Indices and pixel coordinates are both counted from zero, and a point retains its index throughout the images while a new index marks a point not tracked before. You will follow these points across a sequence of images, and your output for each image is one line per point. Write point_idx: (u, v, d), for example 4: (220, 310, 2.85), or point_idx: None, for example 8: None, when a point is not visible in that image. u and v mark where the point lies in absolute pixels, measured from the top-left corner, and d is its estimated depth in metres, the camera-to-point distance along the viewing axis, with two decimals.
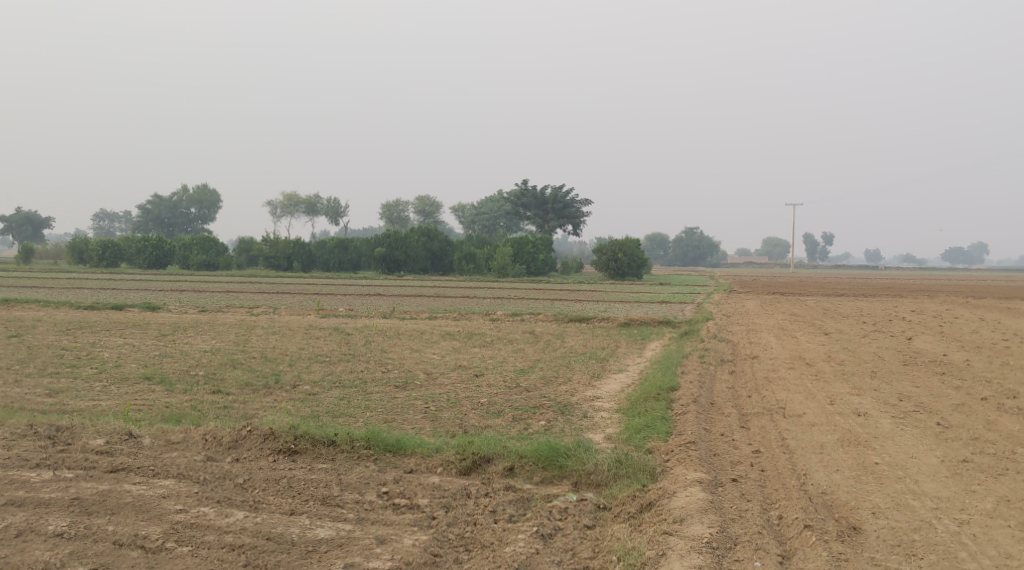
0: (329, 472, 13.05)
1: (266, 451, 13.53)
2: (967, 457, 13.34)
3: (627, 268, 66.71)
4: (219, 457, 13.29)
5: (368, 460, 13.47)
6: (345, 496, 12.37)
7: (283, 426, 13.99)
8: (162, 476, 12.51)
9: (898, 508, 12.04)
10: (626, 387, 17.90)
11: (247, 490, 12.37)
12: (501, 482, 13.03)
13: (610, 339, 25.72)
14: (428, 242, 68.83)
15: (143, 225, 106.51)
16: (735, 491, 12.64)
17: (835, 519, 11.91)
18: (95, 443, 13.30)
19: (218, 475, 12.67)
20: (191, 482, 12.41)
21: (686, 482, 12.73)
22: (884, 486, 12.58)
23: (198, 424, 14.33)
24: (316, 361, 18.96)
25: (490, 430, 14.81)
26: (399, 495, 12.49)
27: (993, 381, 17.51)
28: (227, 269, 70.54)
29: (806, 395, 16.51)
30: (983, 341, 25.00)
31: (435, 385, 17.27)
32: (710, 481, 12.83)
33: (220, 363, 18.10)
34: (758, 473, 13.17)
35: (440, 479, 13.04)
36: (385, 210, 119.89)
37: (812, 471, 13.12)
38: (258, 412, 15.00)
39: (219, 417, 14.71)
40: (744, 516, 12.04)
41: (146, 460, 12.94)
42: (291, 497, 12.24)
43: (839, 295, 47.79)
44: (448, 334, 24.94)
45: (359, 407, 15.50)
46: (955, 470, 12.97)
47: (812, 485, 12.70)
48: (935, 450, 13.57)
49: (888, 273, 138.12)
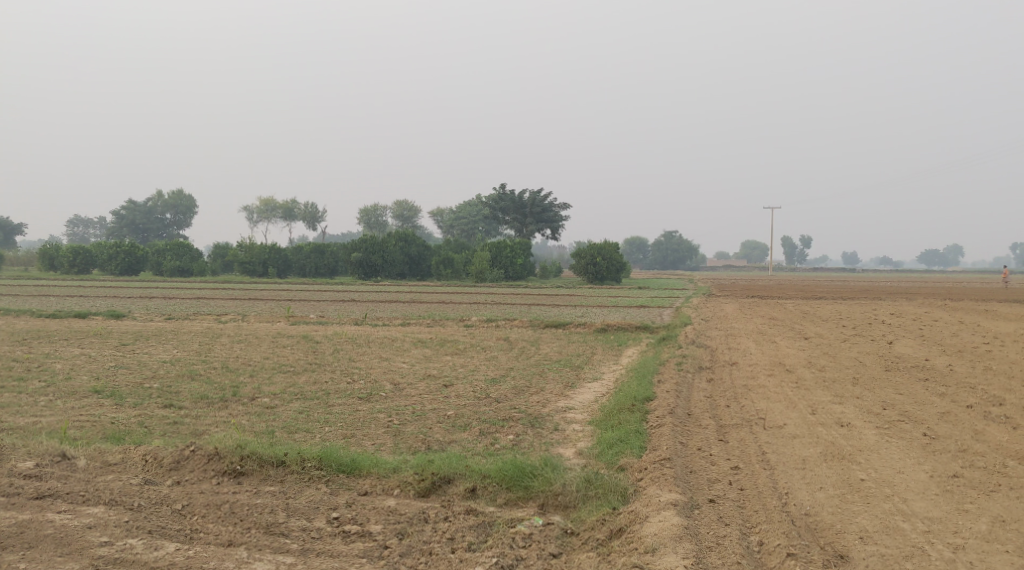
0: (277, 496, 12.36)
1: (210, 473, 12.82)
2: (957, 471, 12.80)
3: (605, 272, 66.31)
4: (158, 480, 12.59)
5: (320, 482, 12.80)
6: (291, 523, 11.68)
7: (230, 445, 13.29)
8: (91, 504, 11.79)
9: (888, 532, 11.48)
10: (601, 397, 17.28)
11: (183, 518, 11.67)
12: (462, 505, 12.39)
13: (586, 346, 25.07)
14: (405, 247, 68.05)
15: (117, 230, 105.19)
16: (713, 514, 12.05)
17: (820, 547, 11.33)
18: (25, 465, 12.57)
19: (154, 501, 11.96)
20: (121, 510, 11.69)
21: (659, 505, 12.11)
22: (870, 506, 12.01)
23: (140, 443, 13.60)
24: (280, 371, 18.24)
25: (455, 446, 14.16)
26: (351, 521, 11.82)
27: (979, 387, 16.98)
28: (201, 275, 69.58)
29: (787, 404, 15.96)
30: (964, 344, 24.57)
31: (401, 396, 16.60)
32: (686, 503, 12.23)
33: (177, 375, 17.34)
34: (737, 492, 12.59)
35: (397, 503, 12.38)
36: (363, 214, 118.88)
37: (794, 489, 12.54)
38: (208, 428, 14.29)
39: (165, 434, 13.99)
40: (722, 543, 11.44)
41: (77, 485, 12.22)
42: (231, 526, 11.55)
43: (820, 297, 47.34)
44: (420, 342, 24.25)
45: (318, 421, 14.82)
46: (944, 486, 12.43)
47: (794, 506, 12.12)
48: (924, 465, 13.02)
49: (867, 274, 138.39)
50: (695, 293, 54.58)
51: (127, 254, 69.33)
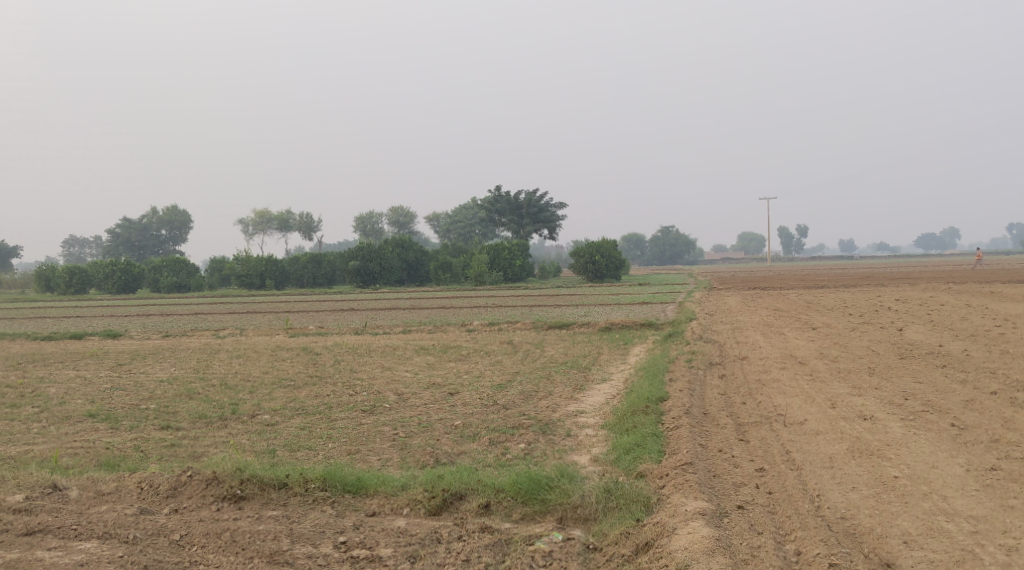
0: (280, 521, 11.88)
1: (209, 499, 12.35)
2: (994, 464, 12.33)
3: (606, 270, 65.79)
4: (154, 509, 12.11)
5: (324, 504, 12.35)
6: (296, 550, 11.20)
7: (229, 468, 12.82)
8: (83, 538, 11.30)
9: (933, 536, 11.01)
10: (612, 399, 16.81)
11: (182, 550, 11.20)
12: (476, 523, 11.91)
13: (592, 346, 24.57)
14: (403, 253, 67.57)
15: (112, 249, 104.67)
16: (744, 522, 11.57)
17: (864, 555, 10.84)
18: (14, 499, 12.07)
19: (150, 532, 11.48)
20: (116, 543, 11.20)
21: (686, 515, 11.62)
22: (910, 507, 11.54)
23: (135, 470, 13.13)
24: (281, 386, 17.74)
25: (465, 458, 13.70)
26: (359, 546, 11.35)
27: (1000, 372, 16.52)
28: (198, 290, 69.05)
29: (805, 398, 15.48)
30: (975, 327, 24.11)
31: (406, 407, 16.11)
32: (714, 512, 11.76)
33: (175, 394, 16.85)
34: (766, 497, 12.11)
35: (407, 523, 11.91)
36: (358, 223, 118.54)
37: (826, 491, 12.07)
38: (207, 450, 13.82)
39: (162, 459, 13.52)
40: (757, 555, 10.96)
41: (69, 518, 11.73)
42: (233, 556, 11.07)
43: (822, 287, 46.92)
44: (423, 349, 23.77)
45: (321, 438, 14.33)
46: (984, 481, 11.97)
47: (829, 510, 11.65)
48: (958, 458, 12.55)
49: (867, 259, 137.78)
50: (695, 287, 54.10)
51: (123, 272, 68.91)
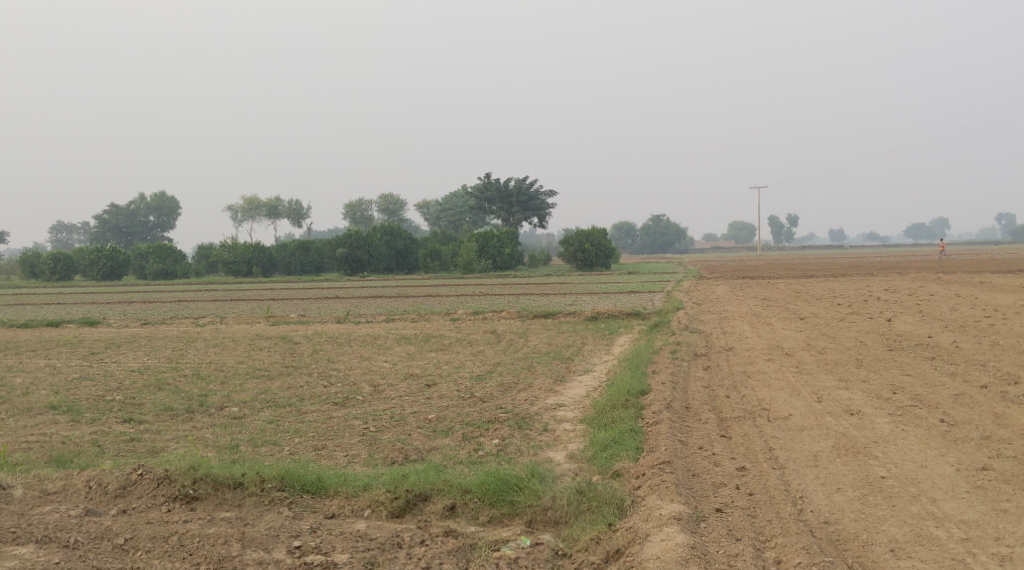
0: (232, 523, 11.46)
1: (159, 500, 11.93)
2: (986, 463, 11.95)
3: (595, 259, 65.31)
4: (101, 510, 11.68)
5: (282, 506, 11.93)
6: (247, 555, 10.78)
7: (182, 467, 12.39)
8: (21, 543, 10.83)
9: (921, 543, 10.63)
10: (592, 392, 16.39)
11: (126, 555, 10.77)
12: (440, 526, 11.51)
13: (578, 336, 24.13)
14: (391, 240, 66.95)
15: (99, 236, 103.89)
16: (722, 527, 11.19)
17: (847, 564, 10.46)
18: None
19: (93, 535, 11.06)
20: (56, 548, 10.76)
21: (662, 520, 11.22)
22: (897, 511, 11.16)
23: (86, 466, 12.67)
24: (253, 376, 17.25)
25: (435, 455, 13.29)
26: (314, 551, 10.91)
27: (989, 365, 16.15)
28: (185, 277, 68.45)
29: (790, 392, 15.08)
30: (965, 319, 23.75)
31: (380, 400, 15.66)
32: (692, 516, 11.36)
33: (144, 384, 16.36)
34: (746, 499, 11.72)
35: (368, 526, 11.49)
36: (348, 210, 117.87)
37: (809, 492, 11.68)
38: (166, 445, 13.39)
39: (118, 454, 13.07)
40: (736, 564, 10.57)
41: (9, 519, 11.28)
42: (179, 562, 10.65)
43: (811, 276, 46.58)
44: (404, 339, 23.31)
45: (288, 432, 13.90)
46: (974, 482, 11.59)
47: (812, 514, 11.27)
48: (947, 457, 12.18)
49: (856, 249, 137.71)
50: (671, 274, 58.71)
51: (109, 258, 68.19)
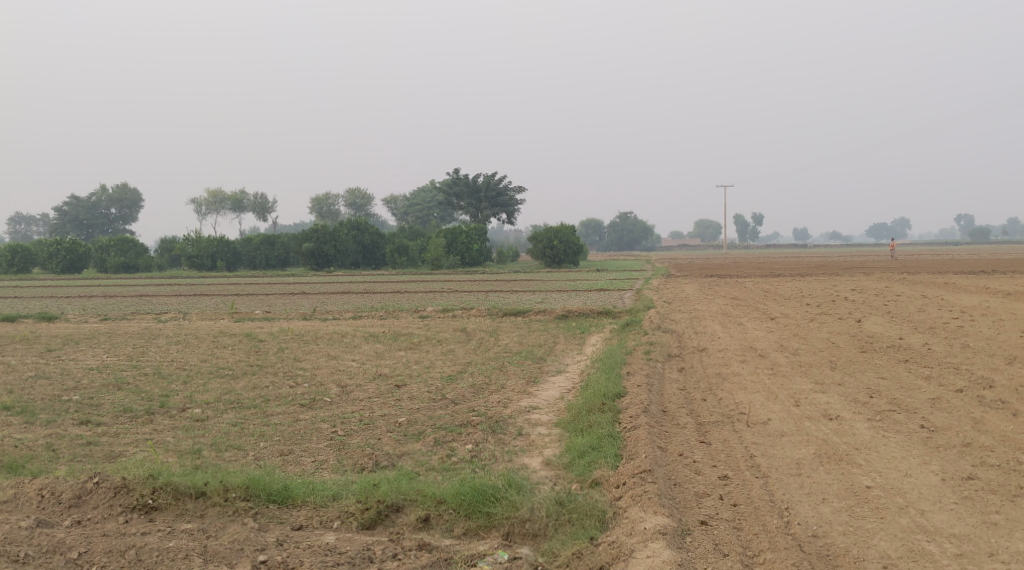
0: (193, 536, 11.07)
1: (116, 510, 11.50)
2: (971, 472, 11.84)
3: (563, 256, 65.11)
4: (55, 520, 11.28)
5: (247, 516, 11.56)
6: None
7: (141, 475, 11.98)
8: None
9: (913, 558, 10.49)
10: (566, 394, 16.10)
11: None
12: (414, 540, 11.20)
13: (548, 335, 23.82)
14: (358, 235, 66.28)
15: (59, 228, 102.09)
16: (708, 541, 10.98)
17: None
18: None
19: (45, 549, 10.69)
20: (3, 563, 10.44)
21: (646, 535, 10.98)
22: (886, 524, 11.02)
23: (39, 473, 12.23)
24: (217, 376, 16.78)
25: (407, 461, 12.97)
26: (280, 566, 10.55)
27: (963, 368, 16.09)
28: (147, 270, 67.35)
29: (767, 395, 14.89)
30: (934, 319, 23.79)
31: (349, 402, 15.26)
32: (676, 529, 11.13)
33: (102, 384, 15.85)
34: (731, 510, 11.51)
35: (337, 539, 11.16)
36: (315, 204, 116.92)
37: (795, 504, 11.50)
38: (125, 449, 12.96)
39: (74, 459, 12.63)
40: None
41: None
42: None
43: (778, 275, 46.68)
44: (372, 337, 22.88)
45: (253, 436, 13.50)
46: (961, 492, 11.47)
47: (799, 527, 11.09)
48: (931, 465, 12.05)
49: (818, 248, 139.08)
50: (636, 268, 62.89)
51: (68, 251, 66.91)
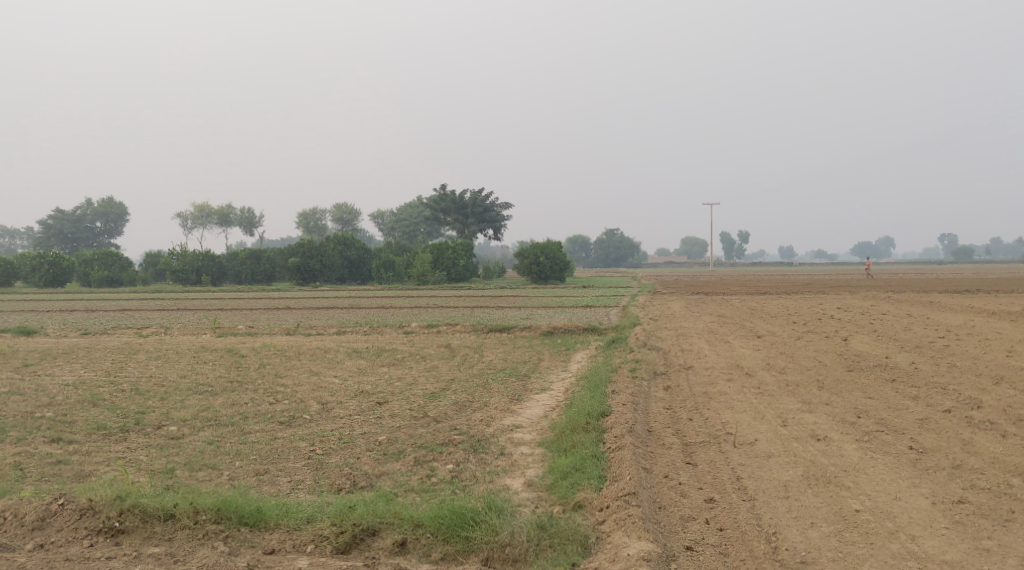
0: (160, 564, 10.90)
1: (81, 534, 11.38)
2: (961, 496, 11.67)
3: (550, 272, 64.99)
4: (18, 546, 11.14)
5: (216, 541, 11.37)
6: None
7: (108, 495, 11.75)
8: None
9: None
10: (550, 413, 15.87)
11: None
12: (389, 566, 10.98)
13: (533, 352, 23.56)
14: (344, 250, 65.96)
15: (43, 241, 101.35)
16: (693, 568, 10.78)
17: None
18: None
19: None
20: None
21: (630, 561, 10.77)
22: (876, 550, 10.83)
23: (5, 493, 12.03)
24: (195, 392, 16.47)
25: (385, 481, 12.76)
26: None
27: (951, 387, 15.95)
28: (131, 284, 66.82)
29: (754, 415, 14.70)
30: (920, 338, 23.69)
31: (329, 420, 14.98)
32: (661, 555, 10.92)
33: (77, 400, 15.54)
34: (717, 535, 11.31)
35: (309, 565, 10.98)
36: (301, 219, 116.61)
37: (783, 528, 11.31)
38: (96, 468, 12.74)
39: (42, 479, 12.42)
40: None
41: None
42: None
43: (764, 293, 46.64)
44: (355, 353, 22.60)
45: (228, 455, 13.28)
46: (952, 516, 11.30)
47: (787, 552, 10.90)
48: (921, 488, 11.87)
49: (804, 267, 139.53)
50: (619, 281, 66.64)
51: (51, 264, 66.29)
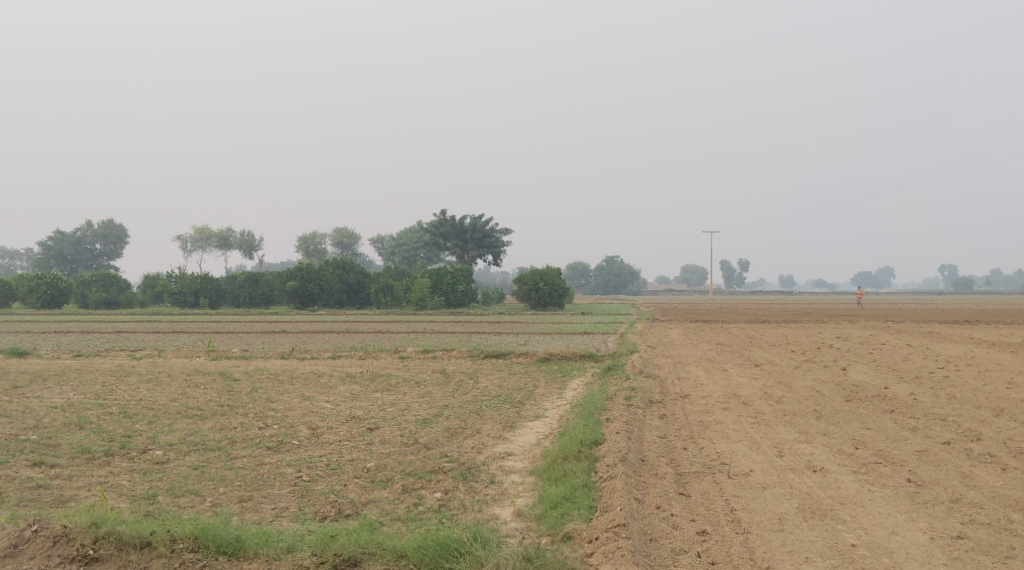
0: None
1: (54, 561, 11.66)
2: (961, 531, 11.45)
3: (548, 298, 64.78)
4: None
5: None
6: None
7: (84, 523, 11.98)
8: None
9: None
10: (543, 440, 15.67)
11: None
12: None
13: (529, 379, 23.37)
14: (343, 275, 65.83)
15: (43, 263, 101.35)
16: None
17: None
18: None
19: None
20: None
21: None
22: None
23: None
24: (184, 416, 16.30)
25: (371, 510, 12.73)
26: None
27: (951, 419, 15.72)
28: (129, 307, 66.71)
29: (750, 445, 14.48)
30: (919, 368, 23.49)
31: (318, 445, 14.82)
32: None
33: (64, 422, 15.40)
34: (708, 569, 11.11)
35: None
36: (303, 242, 116.68)
37: (776, 562, 11.11)
38: (76, 493, 12.87)
39: (22, 503, 12.55)
40: None
41: None
42: None
43: (764, 322, 46.43)
44: (349, 377, 22.45)
45: (212, 481, 13.31)
46: (950, 552, 11.08)
47: None
48: (919, 522, 11.66)
49: (804, 295, 139.33)
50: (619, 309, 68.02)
51: (49, 286, 66.21)
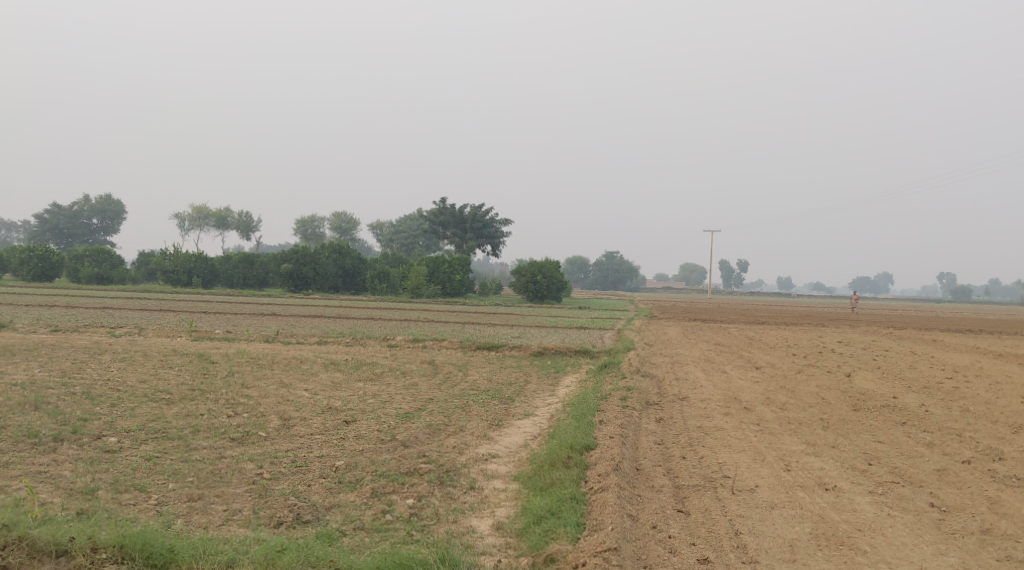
0: None
1: None
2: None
3: (546, 291, 63.72)
4: None
5: None
6: None
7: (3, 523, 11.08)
8: None
9: None
10: (531, 441, 14.71)
11: None
12: None
13: (520, 373, 22.41)
14: (339, 259, 64.73)
15: (39, 236, 100.36)
16: None
17: None
18: None
19: None
20: None
21: None
22: None
23: None
24: (149, 400, 15.30)
25: (334, 516, 11.81)
26: None
27: (967, 434, 14.82)
28: (121, 283, 65.65)
29: (755, 456, 13.49)
30: (927, 378, 22.51)
31: (287, 438, 13.84)
32: None
33: (18, 403, 14.42)
34: None
35: None
36: (302, 225, 116.02)
37: None
38: (8, 484, 11.93)
39: None
40: None
41: None
42: None
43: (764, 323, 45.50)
44: (333, 364, 21.44)
45: (163, 475, 12.37)
46: None
47: None
48: (948, 557, 10.79)
49: (803, 298, 138.74)
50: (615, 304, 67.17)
51: (41, 258, 65.04)
